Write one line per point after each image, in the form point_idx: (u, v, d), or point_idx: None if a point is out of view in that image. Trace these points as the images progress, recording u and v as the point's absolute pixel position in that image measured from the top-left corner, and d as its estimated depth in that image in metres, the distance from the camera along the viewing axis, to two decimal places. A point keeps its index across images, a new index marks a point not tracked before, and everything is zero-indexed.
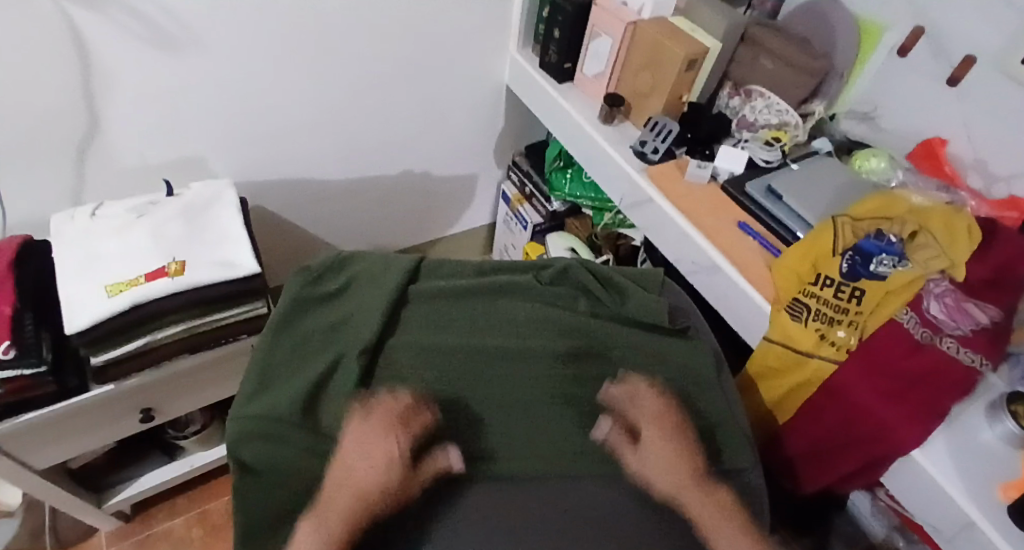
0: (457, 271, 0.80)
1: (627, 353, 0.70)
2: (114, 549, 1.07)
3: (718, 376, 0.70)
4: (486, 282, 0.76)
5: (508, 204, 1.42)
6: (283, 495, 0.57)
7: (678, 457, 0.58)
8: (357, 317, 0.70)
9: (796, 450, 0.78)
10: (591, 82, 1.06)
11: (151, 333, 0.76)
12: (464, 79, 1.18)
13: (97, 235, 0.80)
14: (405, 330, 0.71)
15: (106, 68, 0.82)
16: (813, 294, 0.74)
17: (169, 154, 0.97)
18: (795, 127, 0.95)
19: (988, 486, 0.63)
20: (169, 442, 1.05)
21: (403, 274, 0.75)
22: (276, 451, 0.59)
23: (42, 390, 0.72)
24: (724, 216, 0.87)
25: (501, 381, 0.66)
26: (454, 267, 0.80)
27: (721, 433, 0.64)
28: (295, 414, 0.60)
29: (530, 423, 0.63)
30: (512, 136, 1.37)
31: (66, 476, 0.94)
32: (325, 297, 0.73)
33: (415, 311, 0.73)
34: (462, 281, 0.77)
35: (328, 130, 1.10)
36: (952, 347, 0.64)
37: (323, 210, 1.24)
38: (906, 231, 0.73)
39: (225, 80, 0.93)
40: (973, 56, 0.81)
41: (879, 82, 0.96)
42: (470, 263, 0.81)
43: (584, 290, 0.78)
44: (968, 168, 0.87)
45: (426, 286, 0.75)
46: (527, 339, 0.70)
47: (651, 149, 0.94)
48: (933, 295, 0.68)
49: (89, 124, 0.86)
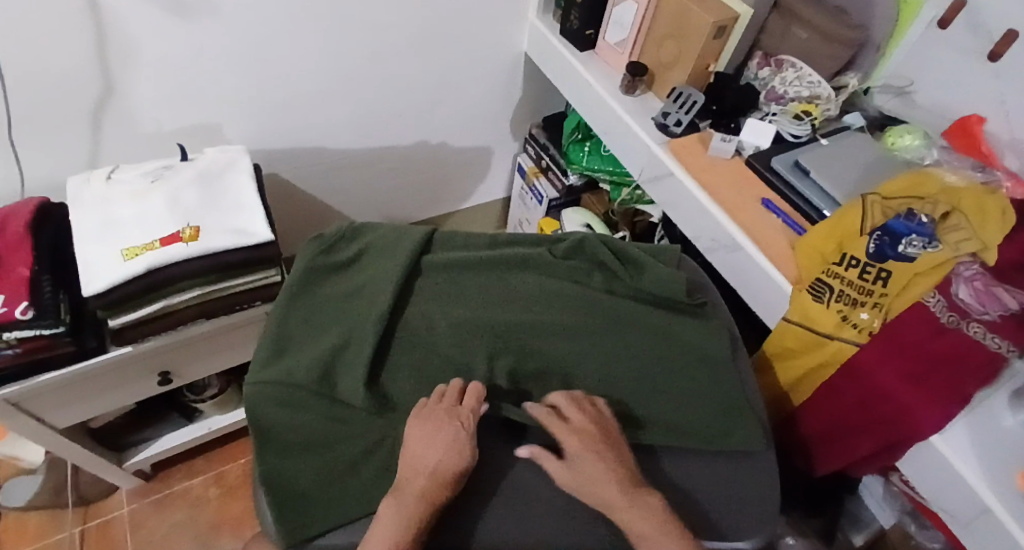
0: (469, 243, 0.78)
1: (644, 331, 0.69)
2: (135, 505, 1.11)
3: (732, 354, 0.69)
4: (499, 255, 0.75)
5: (524, 177, 1.39)
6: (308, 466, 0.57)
7: (603, 469, 0.54)
8: (372, 286, 0.70)
9: (810, 430, 0.77)
10: (613, 51, 1.02)
11: (167, 297, 0.77)
12: (483, 47, 1.14)
13: (113, 199, 0.80)
14: (419, 300, 0.70)
15: (119, 31, 0.80)
16: (836, 274, 0.72)
17: (184, 119, 0.96)
18: (827, 100, 0.90)
19: (1006, 472, 0.62)
20: (186, 405, 1.06)
21: (415, 245, 0.74)
22: (297, 418, 0.59)
23: (60, 351, 0.73)
24: (747, 192, 0.85)
25: (514, 356, 0.66)
26: (465, 239, 0.79)
27: (735, 409, 0.63)
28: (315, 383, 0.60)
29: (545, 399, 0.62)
30: (529, 107, 1.33)
31: (87, 435, 0.96)
32: (338, 266, 0.72)
33: (429, 281, 0.72)
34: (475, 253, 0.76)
35: (344, 98, 1.08)
36: (978, 332, 0.61)
37: (337, 180, 1.23)
38: (937, 211, 0.70)
39: (241, 46, 0.91)
40: (1014, 30, 0.76)
41: (917, 55, 0.91)
42: (481, 235, 0.79)
43: (600, 264, 0.77)
44: (1004, 147, 0.82)
45: (439, 257, 0.74)
46: (542, 314, 0.69)
47: (673, 121, 0.91)
48: (963, 278, 0.64)
49: (105, 88, 0.85)
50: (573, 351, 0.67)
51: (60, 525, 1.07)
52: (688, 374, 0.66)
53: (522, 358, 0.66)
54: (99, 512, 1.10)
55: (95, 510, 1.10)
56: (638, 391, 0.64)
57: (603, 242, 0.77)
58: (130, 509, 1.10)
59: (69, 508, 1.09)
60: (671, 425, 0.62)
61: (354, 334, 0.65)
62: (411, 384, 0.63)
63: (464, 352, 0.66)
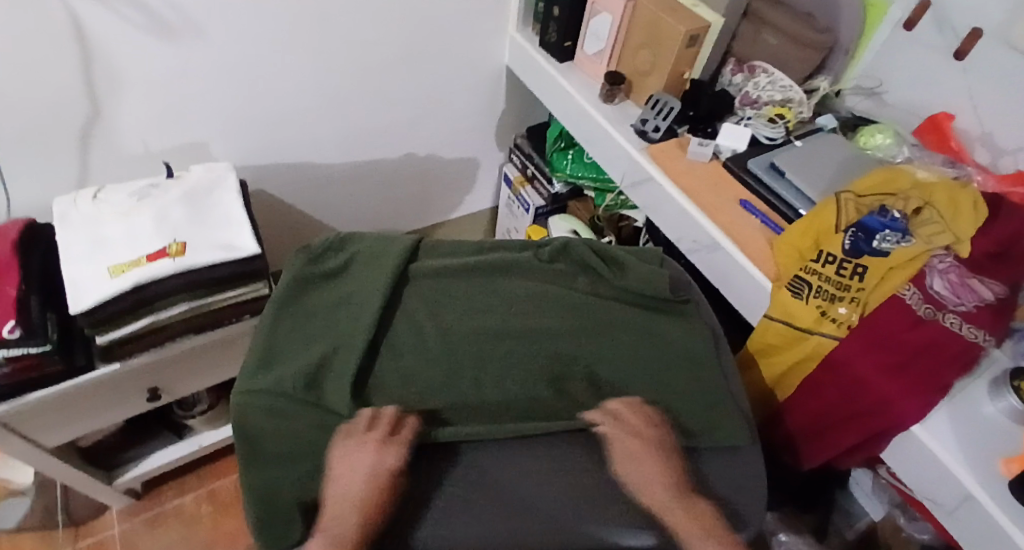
0: (456, 250, 0.80)
1: (627, 331, 0.70)
2: (126, 525, 1.10)
3: (715, 352, 0.70)
4: (485, 261, 0.76)
5: (510, 187, 1.41)
6: (287, 481, 0.55)
7: (656, 473, 0.54)
8: (359, 295, 0.71)
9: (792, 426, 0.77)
10: (591, 61, 1.05)
11: (155, 313, 0.77)
12: (466, 61, 1.17)
13: (100, 217, 0.81)
14: (408, 307, 0.71)
15: (107, 52, 0.81)
16: (814, 271, 0.73)
17: (171, 139, 0.97)
18: (800, 103, 0.93)
19: (989, 461, 0.63)
20: (177, 423, 1.06)
21: (402, 254, 0.75)
22: (282, 428, 0.58)
23: (49, 369, 0.73)
24: (725, 194, 0.86)
25: (503, 356, 0.66)
26: (451, 247, 0.80)
27: (720, 402, 0.64)
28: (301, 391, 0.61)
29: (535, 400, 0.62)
30: (513, 118, 1.36)
31: (76, 456, 0.95)
32: (326, 276, 0.74)
33: (416, 288, 0.73)
34: (461, 260, 0.77)
35: (330, 113, 1.10)
36: (955, 323, 0.64)
37: (325, 194, 1.25)
38: (910, 207, 0.73)
39: (228, 65, 0.92)
40: (979, 29, 0.79)
41: (885, 57, 0.94)
42: (468, 243, 0.81)
43: (585, 266, 0.78)
44: (974, 142, 0.85)
45: (426, 265, 0.76)
46: (528, 318, 0.70)
47: (651, 128, 0.93)
48: (937, 270, 0.68)
49: (92, 109, 0.86)
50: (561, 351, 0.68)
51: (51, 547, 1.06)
52: (673, 372, 0.67)
53: (509, 358, 0.66)
54: (91, 532, 1.08)
55: (86, 529, 1.09)
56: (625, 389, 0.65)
57: (587, 245, 0.79)
58: (121, 530, 1.09)
59: (60, 530, 1.08)
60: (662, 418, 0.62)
61: (342, 342, 0.66)
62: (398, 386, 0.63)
63: (450, 355, 0.66)
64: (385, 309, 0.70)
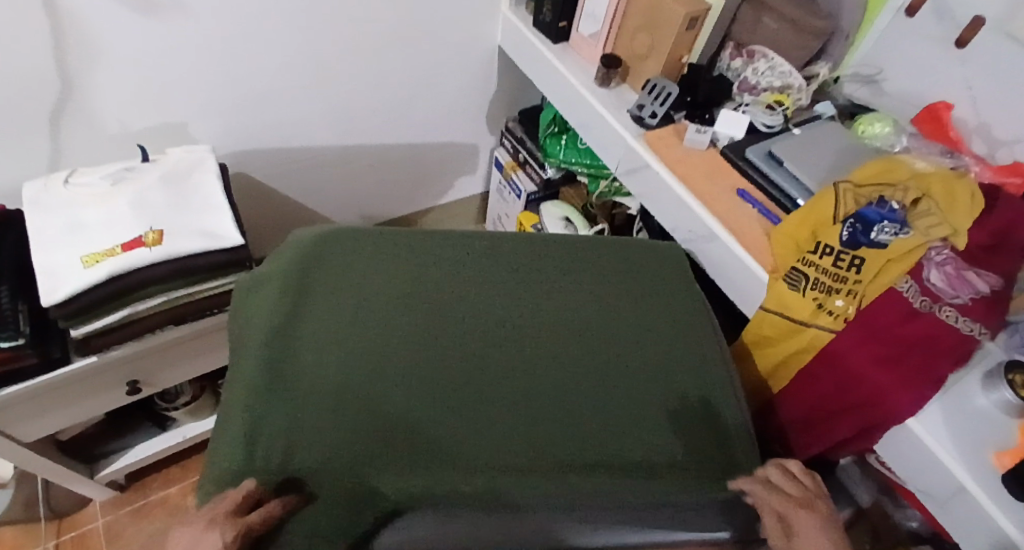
0: (432, 447, 0.52)
1: (589, 347, 0.64)
2: (110, 517, 1.08)
3: (631, 330, 0.66)
4: (450, 442, 0.53)
5: (501, 171, 1.39)
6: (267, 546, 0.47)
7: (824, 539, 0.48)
8: (357, 452, 0.51)
9: None
10: (587, 43, 1.02)
11: (131, 306, 0.75)
12: (458, 40, 1.13)
13: (72, 205, 0.77)
14: (373, 447, 0.51)
15: (77, 28, 0.76)
16: (811, 262, 0.72)
17: (147, 119, 0.93)
18: (798, 90, 0.92)
19: (980, 453, 0.62)
20: (159, 414, 1.04)
21: (352, 470, 0.50)
22: (320, 482, 0.49)
23: (23, 363, 0.70)
24: (722, 182, 0.85)
25: (479, 265, 0.70)
26: (437, 444, 0.52)
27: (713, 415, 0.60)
28: (373, 491, 0.49)
29: (505, 449, 0.53)
30: (506, 100, 1.33)
31: (55, 449, 0.93)
32: (356, 459, 0.50)
33: (388, 471, 0.50)
34: (412, 442, 0.52)
35: (315, 93, 1.06)
36: (950, 315, 0.63)
37: (310, 178, 1.21)
38: (908, 198, 0.71)
39: (208, 42, 0.88)
40: (981, 18, 0.78)
41: (886, 44, 0.93)
42: (436, 439, 0.53)
43: (538, 342, 0.63)
44: (972, 133, 0.84)
45: (388, 439, 0.52)
46: (504, 421, 0.55)
47: (649, 113, 0.91)
48: (934, 263, 0.67)
49: (63, 88, 0.82)
50: (615, 254, 0.74)
51: (35, 539, 1.04)
52: (578, 397, 0.59)
53: (441, 365, 0.59)
54: (75, 524, 1.06)
55: (70, 522, 1.07)
56: (608, 363, 0.62)
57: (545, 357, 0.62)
58: (105, 522, 1.07)
59: (41, 522, 1.05)
60: (650, 351, 0.64)
61: (359, 455, 0.51)
62: (353, 292, 0.65)
63: (390, 351, 0.60)
64: (370, 461, 0.50)
